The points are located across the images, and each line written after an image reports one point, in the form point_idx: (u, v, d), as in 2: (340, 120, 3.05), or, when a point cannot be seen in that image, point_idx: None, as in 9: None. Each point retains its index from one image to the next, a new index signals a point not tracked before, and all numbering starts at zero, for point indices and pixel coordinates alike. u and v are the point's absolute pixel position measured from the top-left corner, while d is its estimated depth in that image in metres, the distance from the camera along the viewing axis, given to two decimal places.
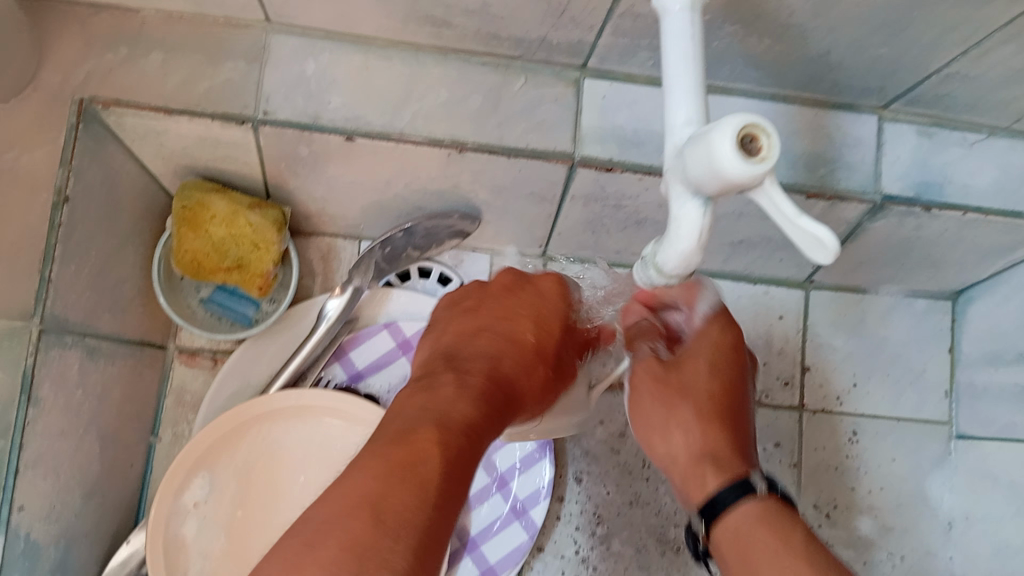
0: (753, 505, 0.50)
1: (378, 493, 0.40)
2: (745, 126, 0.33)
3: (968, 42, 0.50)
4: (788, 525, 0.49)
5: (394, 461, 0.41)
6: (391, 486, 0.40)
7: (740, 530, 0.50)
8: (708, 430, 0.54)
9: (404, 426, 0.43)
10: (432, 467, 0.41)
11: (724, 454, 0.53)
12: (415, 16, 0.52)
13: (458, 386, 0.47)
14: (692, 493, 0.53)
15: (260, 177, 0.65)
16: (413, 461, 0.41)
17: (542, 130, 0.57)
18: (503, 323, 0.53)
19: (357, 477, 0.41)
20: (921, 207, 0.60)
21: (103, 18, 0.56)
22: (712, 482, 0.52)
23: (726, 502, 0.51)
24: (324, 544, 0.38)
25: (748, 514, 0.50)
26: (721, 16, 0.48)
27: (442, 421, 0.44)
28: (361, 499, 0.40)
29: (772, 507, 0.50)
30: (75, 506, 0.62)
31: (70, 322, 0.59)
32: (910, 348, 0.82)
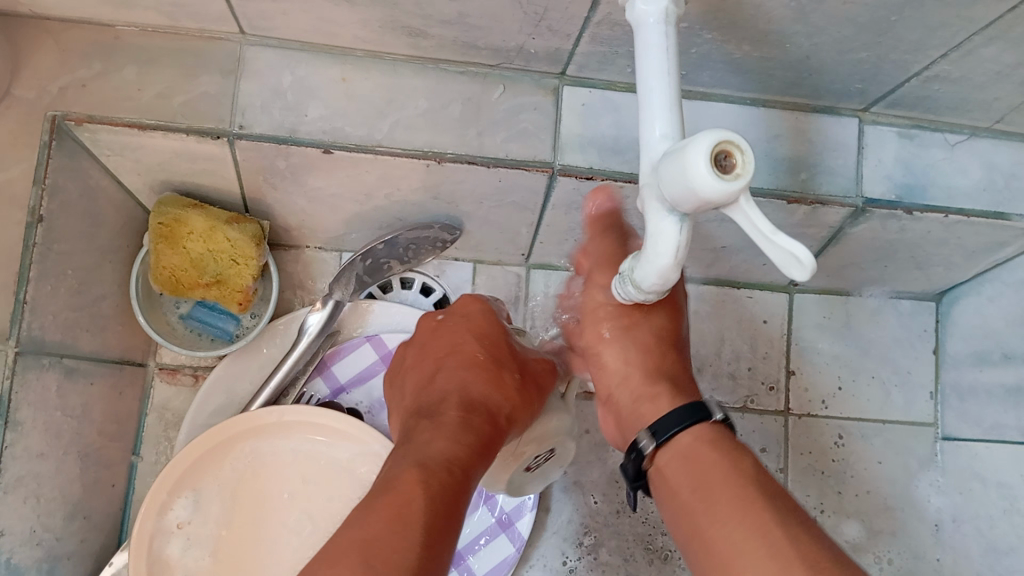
0: (704, 429, 0.49)
1: (373, 544, 0.42)
2: (718, 144, 0.32)
3: (948, 45, 0.50)
4: (735, 451, 0.48)
5: (383, 514, 0.43)
6: (387, 538, 0.42)
7: (688, 455, 0.48)
8: (652, 355, 0.54)
9: (388, 478, 0.46)
10: (418, 512, 0.44)
11: (668, 379, 0.53)
12: (392, 27, 0.51)
13: (434, 426, 0.51)
14: (642, 415, 0.53)
15: (238, 191, 0.64)
16: (400, 511, 0.43)
17: (522, 139, 0.57)
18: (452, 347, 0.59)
19: (350, 537, 0.43)
20: (903, 210, 0.60)
21: (77, 33, 0.55)
22: (664, 406, 0.52)
23: (685, 421, 0.49)
24: None
25: (701, 438, 0.49)
26: (700, 22, 0.48)
27: (421, 462, 0.47)
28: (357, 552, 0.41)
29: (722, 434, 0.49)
30: (57, 528, 0.61)
31: (48, 342, 0.58)
32: (896, 349, 0.82)
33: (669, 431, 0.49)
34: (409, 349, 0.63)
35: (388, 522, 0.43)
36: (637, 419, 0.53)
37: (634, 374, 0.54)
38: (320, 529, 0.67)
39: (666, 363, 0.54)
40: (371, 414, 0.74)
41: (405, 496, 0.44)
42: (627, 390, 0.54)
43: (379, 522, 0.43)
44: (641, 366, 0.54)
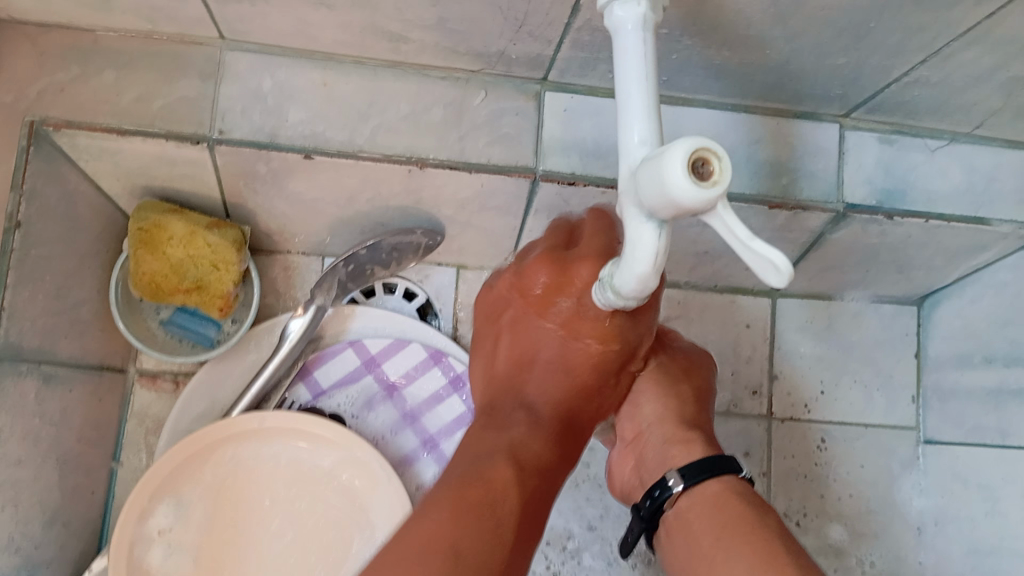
0: (714, 484, 0.51)
1: (460, 549, 0.42)
2: (695, 150, 0.32)
3: (927, 50, 0.50)
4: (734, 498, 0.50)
5: (468, 502, 0.44)
6: (463, 533, 0.43)
7: (691, 525, 0.50)
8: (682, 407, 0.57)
9: (467, 476, 0.46)
10: (510, 520, 0.45)
11: (699, 431, 0.56)
12: (372, 31, 0.51)
13: (526, 424, 0.51)
14: (671, 456, 0.54)
15: (219, 196, 0.64)
16: (488, 504, 0.45)
17: (504, 144, 0.56)
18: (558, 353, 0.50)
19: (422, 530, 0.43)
20: (884, 215, 0.60)
21: (55, 38, 0.54)
22: (699, 448, 0.53)
23: (711, 468, 0.51)
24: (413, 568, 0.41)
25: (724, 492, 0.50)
26: (679, 28, 0.48)
27: (516, 460, 0.48)
28: (438, 543, 0.42)
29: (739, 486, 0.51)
30: (36, 535, 0.60)
31: (26, 348, 0.58)
32: (878, 353, 0.82)
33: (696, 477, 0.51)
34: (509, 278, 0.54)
35: (468, 527, 0.43)
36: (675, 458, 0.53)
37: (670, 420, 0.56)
38: (303, 534, 0.67)
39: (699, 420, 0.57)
40: (354, 420, 0.73)
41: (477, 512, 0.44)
42: (654, 433, 0.56)
43: (451, 525, 0.43)
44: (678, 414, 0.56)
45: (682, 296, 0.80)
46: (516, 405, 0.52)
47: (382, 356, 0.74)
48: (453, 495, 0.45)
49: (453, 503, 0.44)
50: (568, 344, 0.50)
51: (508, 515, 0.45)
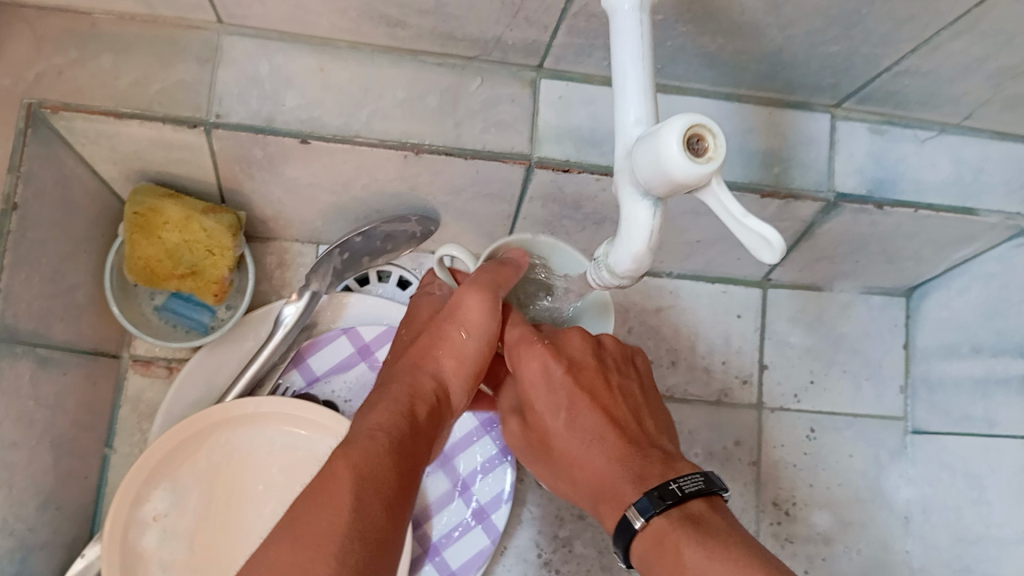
0: (678, 510, 0.49)
1: (333, 524, 0.42)
2: (691, 128, 0.34)
3: (916, 39, 0.51)
4: (713, 524, 0.48)
5: (357, 470, 0.45)
6: (361, 505, 0.43)
7: (664, 544, 0.48)
8: (619, 453, 0.54)
9: (353, 438, 0.48)
10: (391, 472, 0.46)
11: (625, 471, 0.53)
12: (369, 16, 0.51)
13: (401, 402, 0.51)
14: (611, 502, 0.53)
15: (215, 180, 0.64)
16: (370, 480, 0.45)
17: (499, 130, 0.57)
18: (445, 365, 0.55)
19: (314, 511, 0.42)
20: (874, 205, 0.60)
21: (54, 21, 0.55)
22: (634, 491, 0.51)
23: (663, 498, 0.49)
24: (328, 502, 0.43)
25: (674, 528, 0.48)
26: (675, 15, 0.49)
27: (391, 430, 0.49)
28: (343, 495, 0.43)
29: (687, 521, 0.48)
30: (29, 517, 0.60)
31: (21, 330, 0.58)
32: (866, 344, 0.83)
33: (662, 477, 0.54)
34: (413, 332, 0.60)
35: (357, 493, 0.44)
36: (623, 500, 0.52)
37: (603, 469, 0.54)
38: None
39: (626, 452, 0.54)
40: (348, 405, 0.74)
41: (358, 480, 0.44)
42: (613, 493, 0.53)
43: (337, 486, 0.44)
44: (601, 463, 0.54)
45: (673, 287, 0.81)
46: (385, 379, 0.56)
47: (376, 344, 0.75)
48: (349, 466, 0.45)
49: (344, 467, 0.45)
50: (445, 342, 0.56)
51: (384, 485, 0.45)
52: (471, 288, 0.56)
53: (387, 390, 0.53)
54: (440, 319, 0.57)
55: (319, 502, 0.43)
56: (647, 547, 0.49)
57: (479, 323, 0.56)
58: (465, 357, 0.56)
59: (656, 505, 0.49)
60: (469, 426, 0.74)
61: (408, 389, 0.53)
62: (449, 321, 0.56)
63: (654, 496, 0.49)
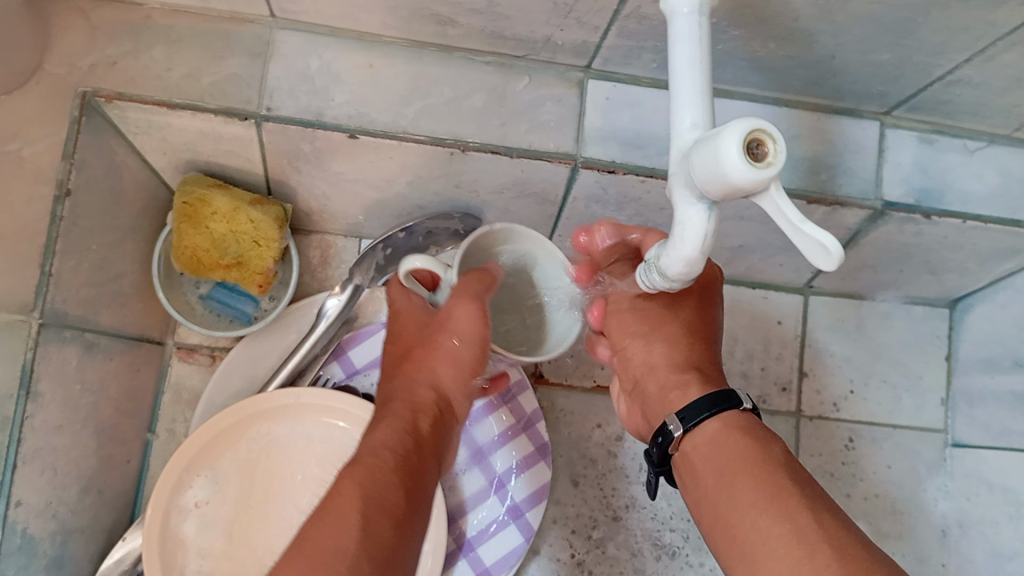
0: (735, 417, 0.49)
1: (340, 544, 0.42)
2: (752, 132, 0.34)
3: (970, 49, 0.50)
4: (776, 444, 0.47)
5: (359, 489, 0.45)
6: (367, 522, 0.44)
7: (720, 440, 0.48)
8: (687, 355, 0.54)
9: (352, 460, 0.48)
10: (393, 488, 0.47)
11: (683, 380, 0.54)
12: (420, 14, 0.52)
13: (397, 420, 0.52)
14: (669, 402, 0.53)
15: (262, 173, 0.65)
16: (373, 497, 0.45)
17: (545, 130, 0.57)
18: (442, 374, 0.56)
19: (321, 530, 0.43)
20: (921, 214, 0.60)
21: (109, 12, 0.56)
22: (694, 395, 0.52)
23: (713, 407, 0.49)
24: (335, 518, 0.43)
25: (722, 429, 0.48)
26: (726, 19, 0.48)
27: (390, 447, 0.49)
28: (347, 511, 0.44)
29: (742, 425, 0.48)
30: (72, 499, 0.62)
31: (69, 316, 0.59)
32: (908, 354, 0.82)
33: (696, 417, 0.49)
34: (394, 342, 0.59)
35: (364, 510, 0.44)
36: (683, 398, 0.52)
37: (662, 367, 0.55)
38: None
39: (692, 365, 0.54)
40: None
41: (363, 497, 0.45)
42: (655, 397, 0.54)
43: (341, 505, 0.44)
44: (669, 359, 0.55)
45: None
46: (382, 398, 0.56)
47: None
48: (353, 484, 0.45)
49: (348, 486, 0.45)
50: (438, 351, 0.56)
51: (389, 504, 0.46)
52: (458, 298, 0.56)
53: (388, 408, 0.53)
54: (431, 329, 0.57)
55: (323, 523, 0.43)
56: (696, 448, 0.49)
57: (471, 330, 0.55)
58: (460, 362, 0.56)
59: (708, 408, 0.49)
60: (477, 406, 0.74)
61: (408, 405, 0.53)
62: (440, 331, 0.56)
63: (710, 399, 0.49)
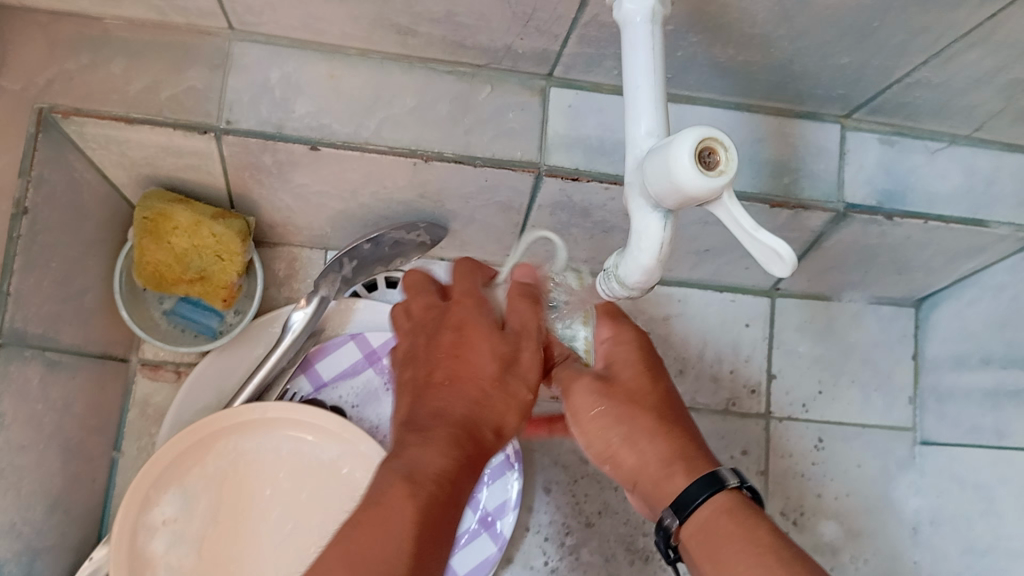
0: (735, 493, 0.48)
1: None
2: (703, 141, 0.34)
3: (928, 51, 0.50)
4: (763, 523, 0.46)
5: (407, 505, 0.41)
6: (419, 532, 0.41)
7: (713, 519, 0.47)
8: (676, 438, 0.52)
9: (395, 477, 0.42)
10: (438, 509, 0.42)
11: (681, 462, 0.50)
12: (380, 24, 0.51)
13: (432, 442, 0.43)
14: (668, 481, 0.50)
15: (224, 186, 0.64)
16: (432, 517, 0.41)
17: (509, 139, 0.57)
18: (483, 399, 0.46)
19: (365, 537, 0.40)
20: (884, 215, 0.60)
21: (68, 26, 0.55)
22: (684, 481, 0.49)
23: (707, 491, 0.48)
24: (385, 524, 0.40)
25: (725, 506, 0.47)
26: (685, 25, 0.48)
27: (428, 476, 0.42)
28: (395, 523, 0.40)
29: (736, 497, 0.48)
30: (37, 520, 0.61)
31: (31, 334, 0.58)
32: (876, 354, 0.83)
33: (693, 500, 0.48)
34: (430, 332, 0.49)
35: (416, 532, 0.40)
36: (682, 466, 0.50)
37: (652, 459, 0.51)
38: (302, 527, 0.67)
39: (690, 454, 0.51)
40: (355, 410, 0.74)
41: (416, 519, 0.41)
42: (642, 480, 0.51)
43: (386, 527, 0.40)
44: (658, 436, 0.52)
45: (681, 295, 0.81)
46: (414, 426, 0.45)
47: (383, 349, 0.75)
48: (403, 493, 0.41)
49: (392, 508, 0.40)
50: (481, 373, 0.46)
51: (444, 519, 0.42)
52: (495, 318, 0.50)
53: (427, 433, 0.44)
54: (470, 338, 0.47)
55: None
56: (696, 526, 0.48)
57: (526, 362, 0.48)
58: (491, 385, 0.46)
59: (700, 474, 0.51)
60: None
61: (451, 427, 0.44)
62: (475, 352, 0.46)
63: (705, 482, 0.48)
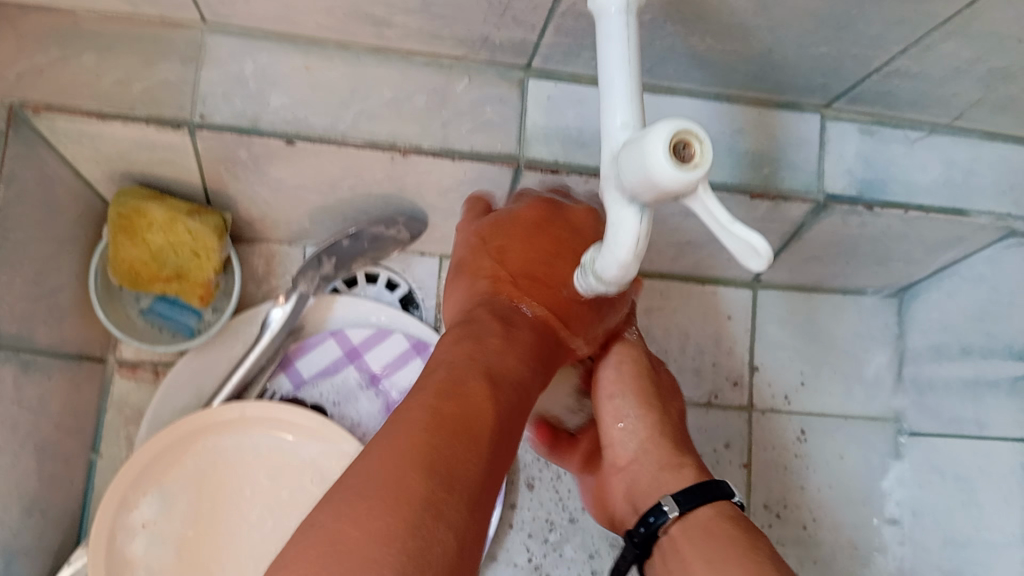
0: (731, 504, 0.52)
1: (467, 476, 0.38)
2: (678, 133, 0.34)
3: (907, 39, 0.50)
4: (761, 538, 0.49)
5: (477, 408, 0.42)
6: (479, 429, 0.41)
7: (707, 520, 0.51)
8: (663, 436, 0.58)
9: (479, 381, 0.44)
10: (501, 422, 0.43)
11: (687, 453, 0.57)
12: (355, 15, 0.51)
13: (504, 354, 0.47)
14: (662, 479, 0.55)
15: (200, 182, 0.63)
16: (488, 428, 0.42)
17: (487, 131, 0.56)
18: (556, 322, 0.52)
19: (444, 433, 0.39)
20: (864, 206, 0.60)
21: (36, 19, 0.54)
22: (688, 474, 0.55)
23: (709, 495, 0.52)
24: (459, 424, 0.40)
25: (717, 514, 0.51)
26: (663, 15, 0.48)
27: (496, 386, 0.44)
28: (471, 428, 0.40)
29: (729, 511, 0.52)
30: (13, 523, 0.60)
31: (3, 335, 0.57)
32: (857, 345, 0.83)
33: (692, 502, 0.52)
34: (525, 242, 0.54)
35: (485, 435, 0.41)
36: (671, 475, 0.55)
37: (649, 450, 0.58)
38: (283, 526, 0.66)
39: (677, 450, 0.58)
40: (336, 408, 0.73)
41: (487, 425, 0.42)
42: (645, 460, 0.57)
43: (472, 446, 0.40)
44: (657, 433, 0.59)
45: (662, 288, 0.81)
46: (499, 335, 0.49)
47: (364, 346, 0.74)
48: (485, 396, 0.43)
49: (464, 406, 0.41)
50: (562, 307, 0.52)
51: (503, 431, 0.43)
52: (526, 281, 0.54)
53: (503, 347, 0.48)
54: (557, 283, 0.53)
55: (454, 474, 0.38)
56: (689, 525, 0.51)
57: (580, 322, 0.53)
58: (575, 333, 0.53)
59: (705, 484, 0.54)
60: None
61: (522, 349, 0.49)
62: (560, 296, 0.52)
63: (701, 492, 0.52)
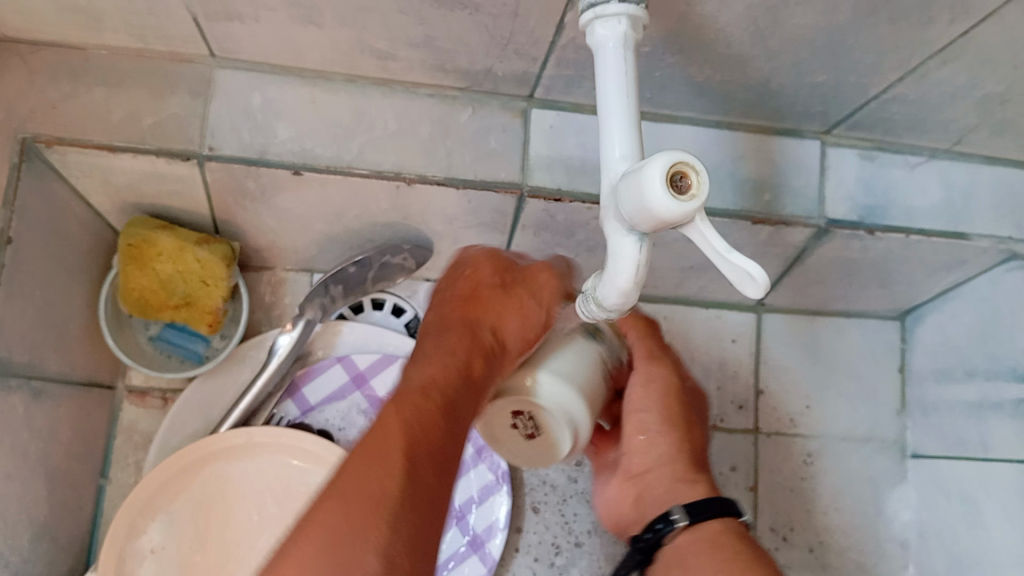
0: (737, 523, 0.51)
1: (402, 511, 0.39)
2: (674, 164, 0.34)
3: (903, 67, 0.51)
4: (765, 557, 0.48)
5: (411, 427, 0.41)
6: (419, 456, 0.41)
7: (714, 532, 0.50)
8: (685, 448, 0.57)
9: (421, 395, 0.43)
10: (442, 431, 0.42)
11: (703, 470, 0.56)
12: (359, 49, 0.52)
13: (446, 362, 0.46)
14: (677, 489, 0.54)
15: (208, 211, 0.64)
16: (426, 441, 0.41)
17: (490, 160, 0.57)
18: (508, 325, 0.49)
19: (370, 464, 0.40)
20: (865, 230, 0.60)
21: (48, 54, 0.55)
22: (705, 487, 0.54)
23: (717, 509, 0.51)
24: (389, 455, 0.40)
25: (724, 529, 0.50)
26: (662, 46, 0.49)
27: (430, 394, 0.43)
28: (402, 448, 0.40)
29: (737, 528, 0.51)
30: (24, 550, 0.60)
31: (15, 363, 0.58)
32: (862, 367, 0.83)
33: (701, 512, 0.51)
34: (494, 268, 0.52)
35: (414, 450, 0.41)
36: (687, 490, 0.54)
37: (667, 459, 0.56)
38: None
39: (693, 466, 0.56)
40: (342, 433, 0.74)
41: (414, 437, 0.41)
42: (664, 471, 0.56)
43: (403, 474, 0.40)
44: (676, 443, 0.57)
45: (667, 312, 0.81)
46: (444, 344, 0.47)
47: (370, 371, 0.75)
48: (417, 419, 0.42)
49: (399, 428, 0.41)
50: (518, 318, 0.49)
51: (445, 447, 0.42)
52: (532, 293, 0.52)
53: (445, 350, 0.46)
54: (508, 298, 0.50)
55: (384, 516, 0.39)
56: (692, 536, 0.51)
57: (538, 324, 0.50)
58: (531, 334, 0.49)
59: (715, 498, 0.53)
60: None
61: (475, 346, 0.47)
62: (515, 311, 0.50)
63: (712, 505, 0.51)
